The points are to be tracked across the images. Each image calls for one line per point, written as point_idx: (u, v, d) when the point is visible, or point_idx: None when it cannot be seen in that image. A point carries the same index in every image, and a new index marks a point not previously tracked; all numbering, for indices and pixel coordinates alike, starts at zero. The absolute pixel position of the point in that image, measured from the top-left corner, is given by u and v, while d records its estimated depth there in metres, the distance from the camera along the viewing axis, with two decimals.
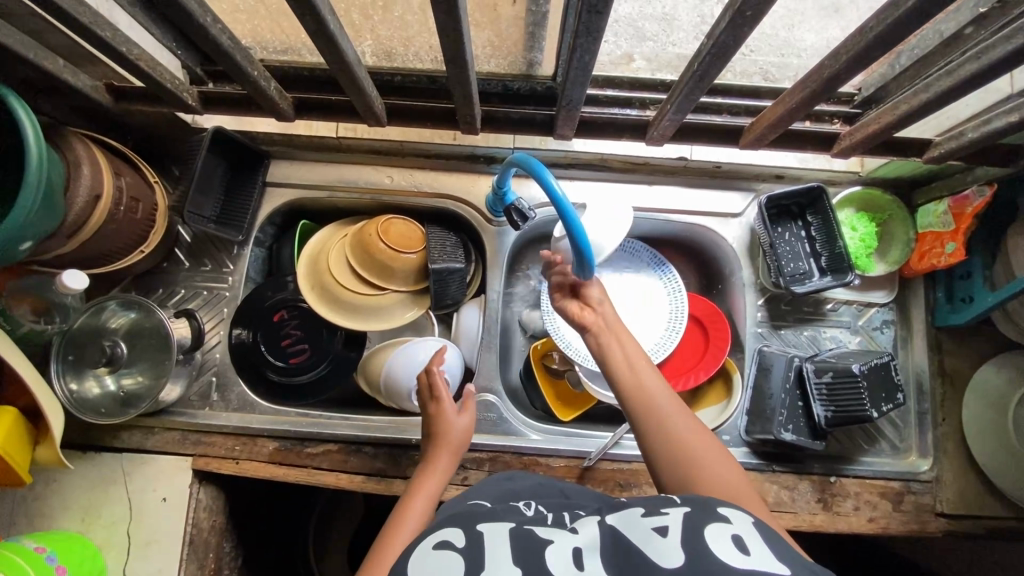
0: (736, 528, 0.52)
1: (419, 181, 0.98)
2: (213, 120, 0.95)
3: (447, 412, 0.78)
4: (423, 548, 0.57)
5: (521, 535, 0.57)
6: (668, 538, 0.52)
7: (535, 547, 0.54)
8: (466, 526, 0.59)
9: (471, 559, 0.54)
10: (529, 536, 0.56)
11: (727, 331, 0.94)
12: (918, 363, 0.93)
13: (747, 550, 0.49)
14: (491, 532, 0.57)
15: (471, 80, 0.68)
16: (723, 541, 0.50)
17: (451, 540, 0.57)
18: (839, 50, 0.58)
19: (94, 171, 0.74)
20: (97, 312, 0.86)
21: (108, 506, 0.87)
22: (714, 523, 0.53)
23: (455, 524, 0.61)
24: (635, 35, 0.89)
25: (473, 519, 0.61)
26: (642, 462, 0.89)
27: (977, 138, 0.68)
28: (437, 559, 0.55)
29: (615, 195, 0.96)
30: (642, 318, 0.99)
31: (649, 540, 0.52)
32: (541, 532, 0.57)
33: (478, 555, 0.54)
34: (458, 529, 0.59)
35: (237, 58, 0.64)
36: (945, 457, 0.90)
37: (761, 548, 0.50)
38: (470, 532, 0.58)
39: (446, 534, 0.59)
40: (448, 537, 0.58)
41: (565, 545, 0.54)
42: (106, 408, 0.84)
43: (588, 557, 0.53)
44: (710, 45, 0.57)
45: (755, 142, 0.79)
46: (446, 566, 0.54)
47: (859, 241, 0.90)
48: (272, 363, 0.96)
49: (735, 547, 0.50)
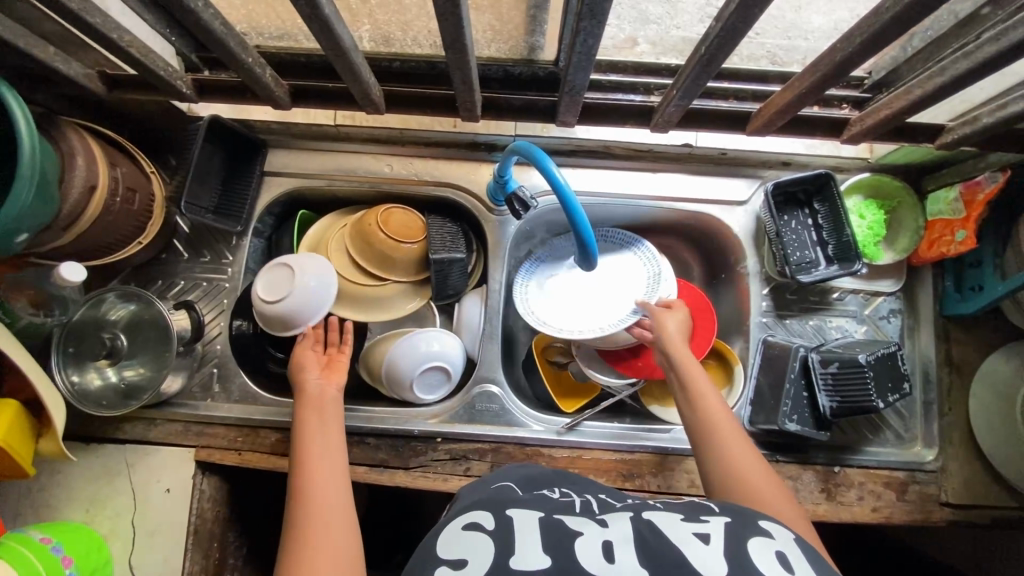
0: (779, 544, 0.53)
1: (419, 169, 0.96)
2: (209, 109, 0.93)
3: (303, 356, 0.83)
4: (453, 528, 0.57)
5: (551, 524, 0.56)
6: (711, 544, 0.52)
7: (564, 536, 0.54)
8: (495, 511, 0.59)
9: (502, 542, 0.53)
10: (558, 525, 0.55)
11: (713, 322, 0.93)
12: (925, 353, 0.91)
13: (792, 571, 0.50)
14: (521, 518, 0.56)
15: (471, 66, 0.66)
16: (766, 557, 0.51)
17: (481, 523, 0.57)
18: (854, 30, 0.55)
19: (89, 161, 0.73)
20: (96, 304, 0.85)
21: (112, 497, 0.87)
22: (756, 538, 0.54)
23: (485, 508, 0.60)
24: (638, 18, 0.87)
25: (503, 504, 0.60)
26: (642, 452, 0.89)
27: (993, 123, 0.65)
28: (468, 541, 0.54)
29: (618, 182, 0.95)
30: (620, 290, 0.90)
31: (690, 543, 0.52)
32: (571, 522, 0.56)
33: (509, 539, 0.53)
34: (488, 513, 0.59)
35: (230, 44, 0.62)
36: (950, 446, 0.89)
37: (805, 569, 0.51)
38: (500, 517, 0.57)
39: (475, 516, 0.58)
40: (478, 520, 0.57)
41: (596, 537, 0.54)
42: (108, 401, 0.85)
43: (621, 549, 0.52)
44: (718, 29, 0.55)
45: (762, 129, 0.77)
46: (478, 549, 0.53)
47: (867, 229, 0.89)
48: (273, 355, 0.96)
49: (779, 565, 0.51)
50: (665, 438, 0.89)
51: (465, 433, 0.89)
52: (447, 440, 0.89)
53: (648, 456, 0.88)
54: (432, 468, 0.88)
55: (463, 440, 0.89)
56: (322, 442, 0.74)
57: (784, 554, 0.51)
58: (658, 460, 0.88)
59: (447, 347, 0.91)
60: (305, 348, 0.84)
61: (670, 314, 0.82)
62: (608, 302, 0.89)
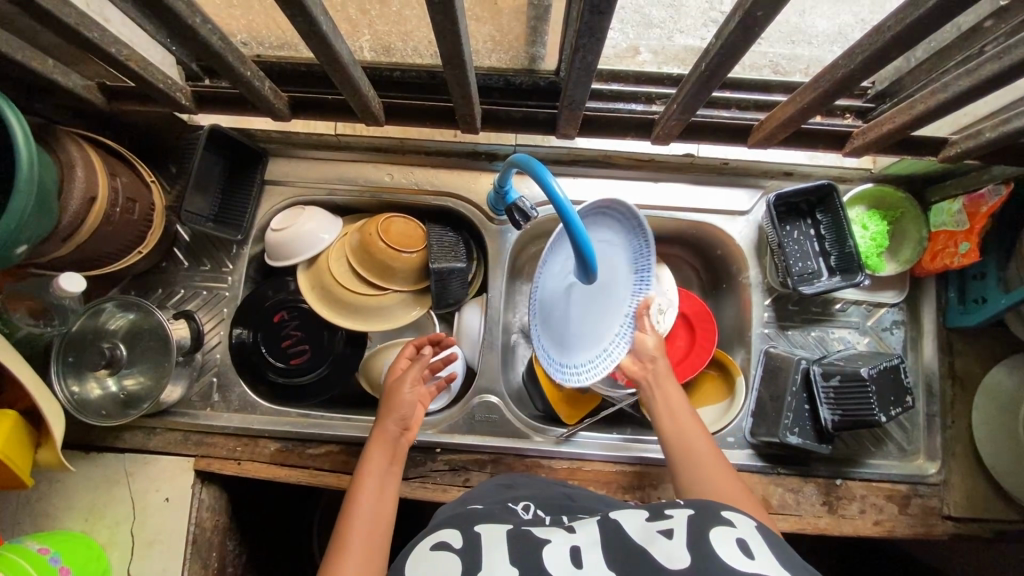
0: (740, 532, 0.53)
1: (419, 178, 0.96)
2: (210, 118, 0.93)
3: (402, 394, 0.80)
4: (420, 546, 0.57)
5: (518, 536, 0.56)
6: (673, 539, 0.52)
7: (532, 546, 0.54)
8: (464, 528, 0.59)
9: (468, 558, 0.53)
10: (525, 537, 0.56)
11: (714, 329, 0.95)
12: (927, 366, 0.91)
13: (752, 555, 0.50)
14: (489, 534, 0.57)
15: (470, 79, 0.66)
16: (727, 543, 0.51)
17: (448, 541, 0.57)
18: (855, 49, 0.55)
19: (88, 172, 0.73)
20: (95, 314, 0.85)
21: (111, 506, 0.87)
22: (718, 527, 0.53)
23: (452, 526, 0.60)
24: (642, 23, 0.87)
25: (470, 521, 0.61)
26: (642, 464, 0.88)
27: (996, 138, 0.65)
28: (434, 555, 0.55)
29: (619, 191, 0.94)
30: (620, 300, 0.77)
31: (654, 541, 0.52)
32: (539, 533, 0.57)
33: (475, 554, 0.54)
34: (456, 530, 0.59)
35: (228, 57, 0.62)
36: (954, 459, 0.88)
37: (766, 555, 0.50)
38: (468, 534, 0.58)
39: (444, 535, 0.58)
40: (445, 539, 0.57)
41: (562, 544, 0.54)
42: (107, 411, 0.85)
43: (587, 554, 0.52)
44: (718, 46, 0.54)
45: (763, 141, 0.76)
46: (444, 564, 0.53)
47: (870, 240, 0.88)
48: (273, 364, 0.94)
49: (740, 551, 0.50)
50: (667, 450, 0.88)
51: (464, 444, 0.89)
52: (446, 451, 0.89)
53: (649, 468, 0.88)
54: (432, 479, 0.88)
55: (463, 451, 0.89)
56: (383, 498, 0.72)
57: (743, 540, 0.51)
58: (659, 472, 0.88)
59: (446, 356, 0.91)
60: (406, 381, 0.81)
61: (652, 329, 0.80)
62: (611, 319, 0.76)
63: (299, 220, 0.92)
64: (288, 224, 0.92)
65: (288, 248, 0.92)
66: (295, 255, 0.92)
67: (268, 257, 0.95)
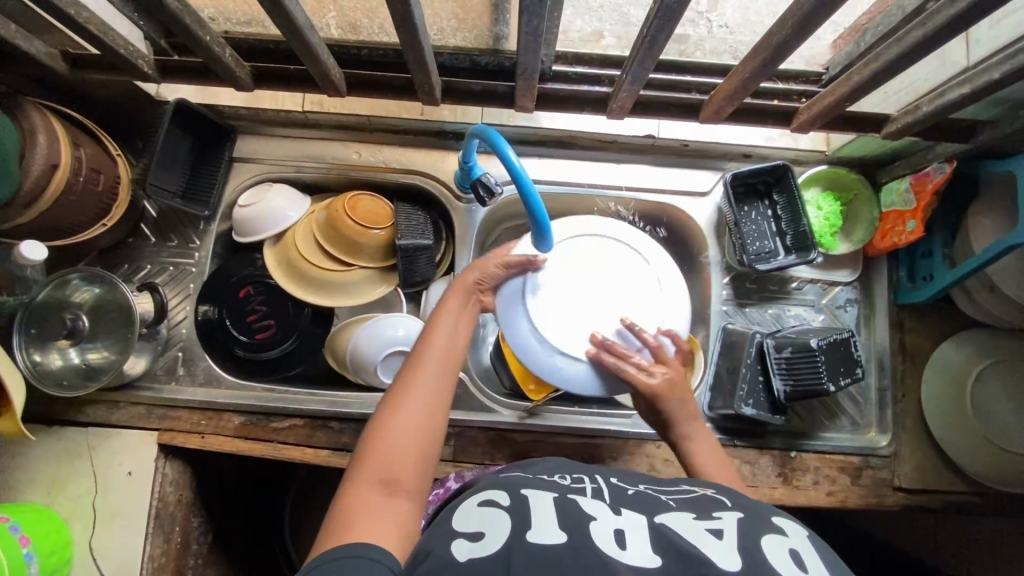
0: (792, 542, 0.53)
1: (387, 157, 0.97)
2: (177, 91, 0.94)
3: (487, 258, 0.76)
4: (468, 504, 0.57)
5: (565, 505, 0.56)
6: (723, 540, 0.52)
7: (580, 517, 0.54)
8: (512, 489, 0.59)
9: (517, 518, 0.54)
10: (572, 510, 0.55)
11: None
12: (880, 342, 0.94)
13: (805, 568, 0.50)
14: (535, 499, 0.57)
15: (424, 46, 0.67)
16: (778, 552, 0.52)
17: (497, 500, 0.57)
18: (787, 15, 0.57)
19: (51, 138, 0.74)
20: (60, 286, 0.85)
21: (72, 479, 0.87)
22: (770, 534, 0.54)
23: (500, 486, 0.60)
24: (619, 20, 0.88)
25: (519, 483, 0.60)
26: (602, 437, 0.90)
27: (931, 111, 0.68)
28: (484, 517, 0.55)
29: (583, 171, 0.97)
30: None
31: (703, 537, 0.52)
32: (586, 506, 0.56)
33: (525, 516, 0.54)
34: (503, 490, 0.59)
35: (188, 22, 0.63)
36: (904, 432, 0.91)
37: (817, 567, 0.51)
38: (516, 495, 0.58)
39: (490, 495, 0.58)
40: (493, 497, 0.58)
41: (610, 525, 0.53)
42: (68, 381, 0.84)
43: (634, 538, 0.52)
44: (654, 10, 0.57)
45: (714, 115, 0.79)
46: (492, 523, 0.54)
47: (823, 220, 0.91)
48: (238, 338, 0.95)
49: (793, 564, 0.50)
50: (627, 424, 0.90)
51: None
52: None
53: (609, 440, 0.90)
54: None
55: None
56: (453, 348, 0.69)
57: (796, 552, 0.51)
58: (620, 444, 0.89)
59: (413, 331, 0.92)
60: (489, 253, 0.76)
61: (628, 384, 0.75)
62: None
63: (266, 196, 0.93)
64: (254, 200, 0.93)
65: (255, 224, 0.93)
66: (262, 232, 0.94)
67: (235, 235, 0.95)
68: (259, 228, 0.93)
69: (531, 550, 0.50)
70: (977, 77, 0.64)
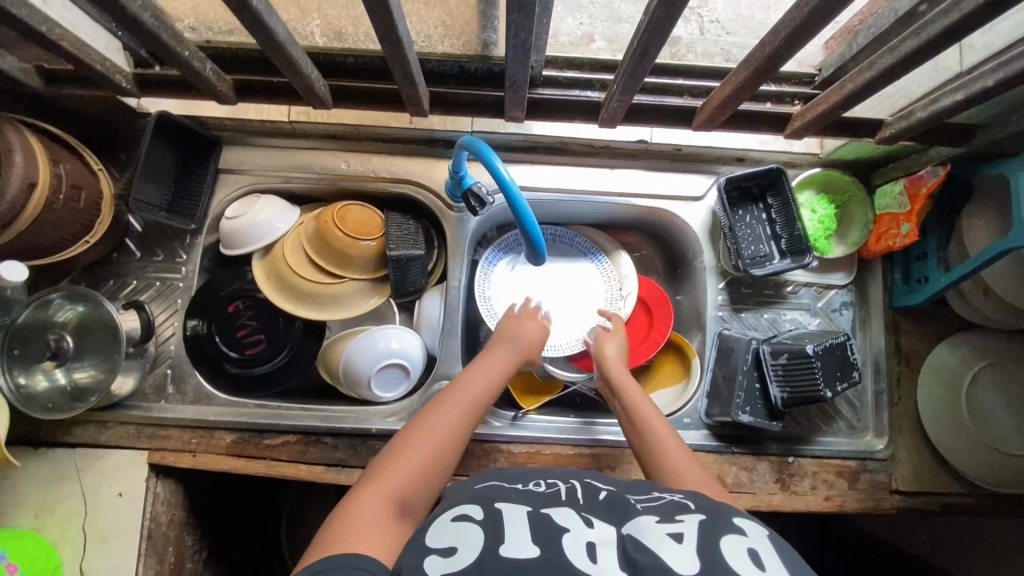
0: (751, 541, 0.53)
1: (377, 166, 0.96)
2: (160, 104, 0.92)
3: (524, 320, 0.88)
4: (442, 519, 0.58)
5: (533, 517, 0.56)
6: (683, 544, 0.51)
7: (546, 528, 0.54)
8: (484, 503, 0.59)
9: (490, 532, 0.54)
10: (543, 520, 0.55)
11: (670, 317, 0.96)
12: (875, 345, 0.93)
13: (763, 568, 0.50)
14: (508, 511, 0.57)
15: (409, 58, 0.66)
16: (739, 554, 0.51)
17: (470, 514, 0.58)
18: (779, 26, 0.56)
19: (28, 157, 0.72)
20: (42, 306, 0.83)
21: (62, 502, 0.85)
22: (729, 535, 0.53)
23: (473, 499, 0.61)
24: (609, 18, 0.90)
25: (492, 496, 0.61)
26: (600, 446, 0.89)
27: (926, 117, 0.67)
28: (459, 529, 0.55)
29: (575, 178, 0.95)
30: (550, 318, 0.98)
31: (663, 543, 0.52)
32: (555, 515, 0.56)
33: (496, 529, 0.54)
34: (476, 503, 0.59)
35: (163, 37, 0.61)
36: (900, 435, 0.91)
37: (777, 567, 0.51)
38: (488, 508, 0.58)
39: (465, 509, 0.59)
40: (466, 511, 0.58)
41: (575, 534, 0.53)
42: (54, 404, 0.82)
43: (600, 550, 0.52)
44: (645, 23, 0.56)
45: (708, 122, 0.78)
46: (462, 538, 0.54)
47: (818, 223, 0.90)
48: (227, 355, 0.94)
49: (751, 563, 0.50)
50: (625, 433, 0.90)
51: None
52: None
53: (606, 450, 0.89)
54: None
55: None
56: (480, 397, 0.76)
57: (755, 551, 0.51)
58: (618, 454, 0.89)
59: (405, 345, 0.91)
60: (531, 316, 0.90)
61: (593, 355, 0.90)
62: (557, 307, 0.99)
63: (254, 206, 0.91)
64: (241, 211, 0.91)
65: (243, 236, 0.91)
66: (251, 245, 0.92)
67: (222, 246, 0.93)
68: (247, 239, 0.91)
69: (503, 565, 0.50)
70: (973, 83, 0.62)
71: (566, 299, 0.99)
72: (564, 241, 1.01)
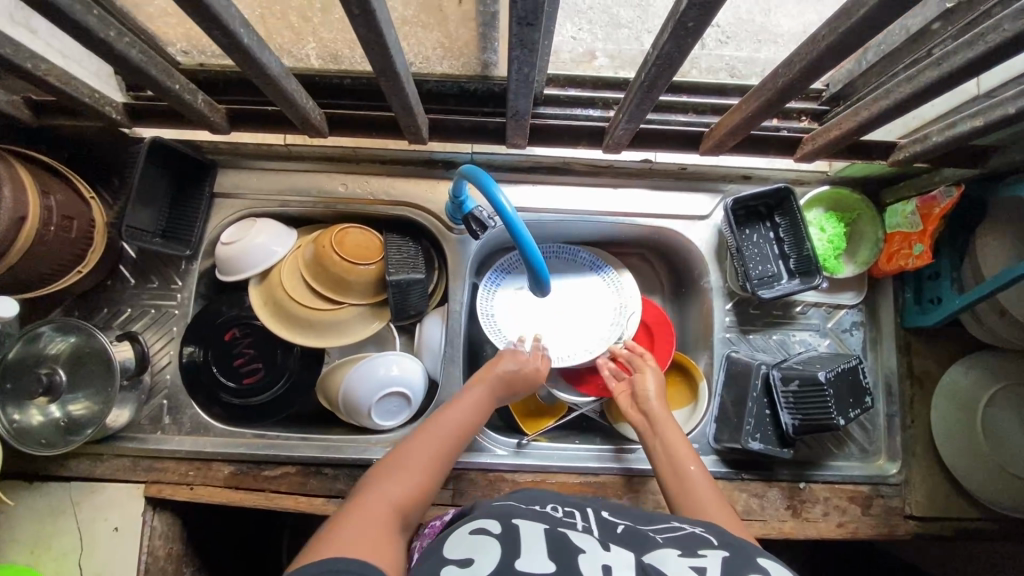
0: None
1: (375, 188, 0.93)
2: (153, 131, 0.89)
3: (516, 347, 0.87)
4: (460, 531, 0.56)
5: (554, 538, 0.54)
6: None
7: (567, 550, 0.52)
8: (503, 518, 0.58)
9: (508, 544, 0.52)
10: (562, 542, 0.53)
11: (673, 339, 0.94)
12: (887, 366, 0.91)
13: None
14: (528, 529, 0.55)
15: (407, 88, 0.64)
16: None
17: (488, 528, 0.56)
18: (794, 57, 0.54)
19: (16, 188, 0.70)
20: (32, 340, 0.80)
21: (56, 538, 0.83)
22: None
23: (492, 515, 0.59)
24: (610, 23, 0.83)
25: (511, 513, 0.59)
26: (607, 474, 0.87)
27: (943, 142, 0.65)
28: (477, 542, 0.53)
29: (577, 199, 0.93)
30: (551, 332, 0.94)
31: None
32: (575, 538, 0.54)
33: (515, 543, 0.52)
34: (495, 519, 0.58)
35: (152, 72, 0.59)
36: (914, 458, 0.89)
37: None
38: (507, 524, 0.56)
39: (483, 523, 0.57)
40: (485, 525, 0.57)
41: (595, 559, 0.51)
42: (47, 439, 0.80)
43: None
44: (654, 57, 0.54)
45: (716, 146, 0.75)
46: (481, 548, 0.52)
47: (827, 243, 0.88)
48: (225, 385, 0.92)
49: None
50: (632, 460, 0.88)
51: None
52: None
53: (613, 478, 0.87)
54: None
55: None
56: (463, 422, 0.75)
57: None
58: (625, 482, 0.87)
59: (407, 372, 0.89)
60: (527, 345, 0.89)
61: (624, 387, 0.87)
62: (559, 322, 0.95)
63: (249, 231, 0.89)
64: (236, 237, 0.89)
65: (238, 262, 0.89)
66: (247, 271, 0.90)
67: (218, 273, 0.91)
68: (242, 265, 0.89)
69: None
70: (991, 109, 0.60)
71: (569, 312, 0.95)
72: (565, 255, 0.98)
